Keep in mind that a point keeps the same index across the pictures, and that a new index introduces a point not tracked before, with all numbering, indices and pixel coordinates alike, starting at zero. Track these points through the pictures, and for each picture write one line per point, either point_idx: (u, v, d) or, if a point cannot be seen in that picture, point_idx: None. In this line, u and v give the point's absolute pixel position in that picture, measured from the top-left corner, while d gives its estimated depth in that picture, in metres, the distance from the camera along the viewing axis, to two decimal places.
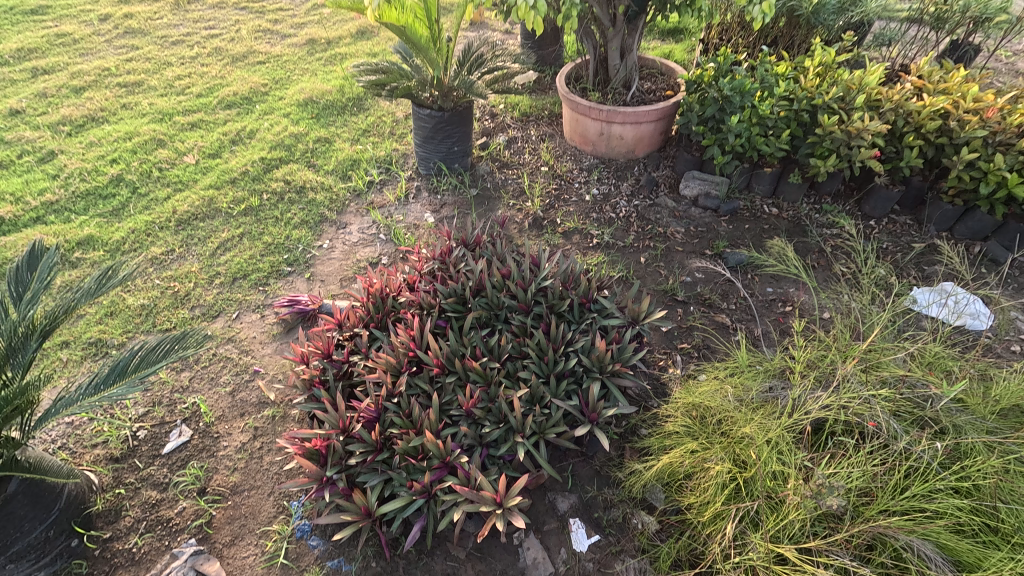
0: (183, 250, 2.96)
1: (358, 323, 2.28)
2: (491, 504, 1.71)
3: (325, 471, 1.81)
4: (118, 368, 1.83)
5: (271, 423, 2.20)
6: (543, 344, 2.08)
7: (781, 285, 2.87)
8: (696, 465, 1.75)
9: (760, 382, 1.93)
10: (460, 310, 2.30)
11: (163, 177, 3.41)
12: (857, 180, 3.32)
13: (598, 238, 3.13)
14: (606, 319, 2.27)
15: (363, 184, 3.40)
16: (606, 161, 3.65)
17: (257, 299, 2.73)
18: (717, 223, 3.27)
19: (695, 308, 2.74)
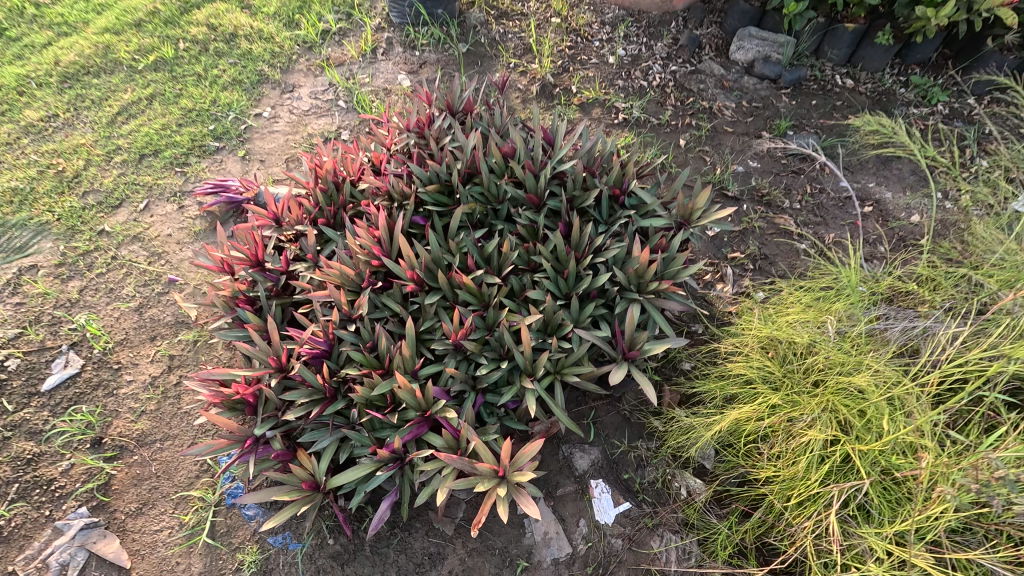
0: (70, 116, 2.20)
1: (302, 219, 1.63)
2: (490, 477, 1.22)
3: (255, 430, 1.27)
4: None
5: (192, 351, 1.64)
6: (563, 252, 1.47)
7: (858, 179, 2.25)
8: (780, 427, 1.25)
9: (866, 310, 1.38)
10: (444, 204, 1.66)
11: (40, 16, 2.52)
12: (959, 44, 2.56)
13: (625, 113, 2.41)
14: (647, 219, 1.65)
15: (314, 34, 2.54)
16: (635, 13, 2.79)
17: (172, 184, 2.04)
18: (777, 97, 2.54)
19: (750, 206, 2.13)
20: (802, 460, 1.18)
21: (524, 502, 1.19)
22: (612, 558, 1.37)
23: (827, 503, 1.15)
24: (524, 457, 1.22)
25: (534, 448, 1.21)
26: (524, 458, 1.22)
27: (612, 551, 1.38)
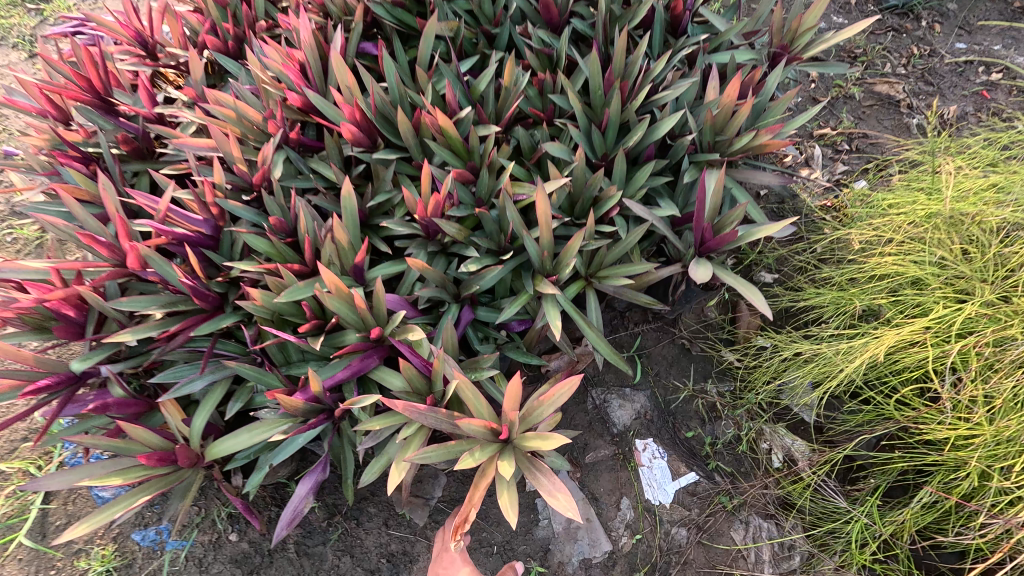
0: None
1: (184, 42, 1.02)
2: (486, 441, 0.70)
3: (73, 364, 0.72)
4: None
5: (32, 253, 1.09)
6: (600, 84, 0.90)
7: (979, 37, 1.66)
8: (978, 355, 0.73)
9: None
10: (410, 24, 1.06)
11: None
12: None
13: None
14: (723, 51, 1.07)
15: None
16: None
17: (21, 26, 1.41)
18: None
19: (839, 69, 1.55)
20: None
21: (544, 485, 0.67)
22: (672, 557, 0.88)
23: None
24: (543, 407, 0.70)
25: (562, 392, 0.69)
26: (543, 409, 0.70)
27: (672, 547, 0.89)
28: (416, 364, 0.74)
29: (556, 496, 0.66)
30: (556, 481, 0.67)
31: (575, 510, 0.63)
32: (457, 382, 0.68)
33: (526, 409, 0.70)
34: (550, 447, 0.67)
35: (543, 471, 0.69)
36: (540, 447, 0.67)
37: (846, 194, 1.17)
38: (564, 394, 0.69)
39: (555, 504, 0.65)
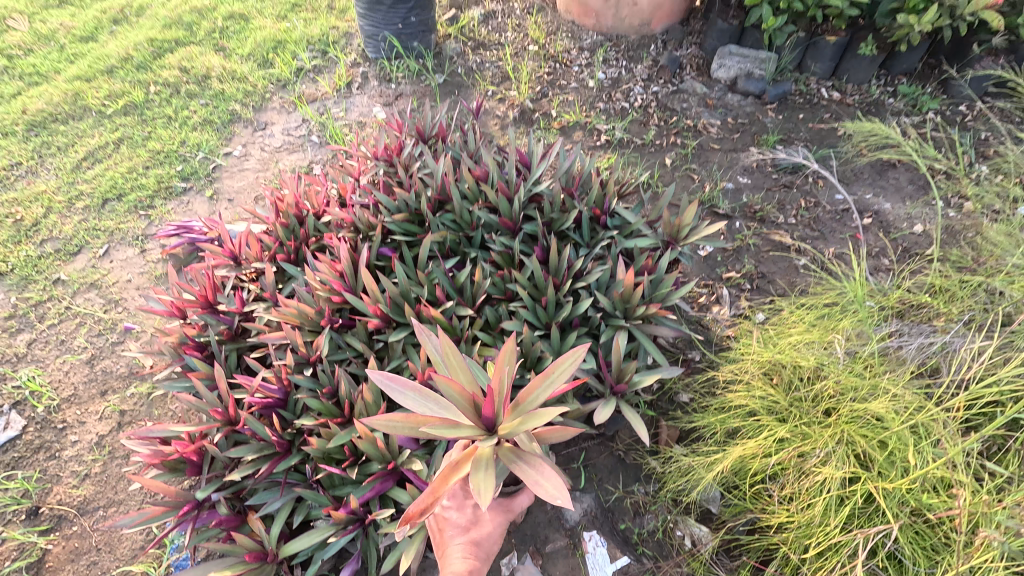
0: (34, 164, 2.12)
1: (262, 255, 1.52)
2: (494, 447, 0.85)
3: (195, 492, 1.13)
4: None
5: (145, 404, 1.51)
6: (541, 278, 1.37)
7: (852, 190, 2.15)
8: (791, 464, 1.11)
9: (874, 327, 1.25)
10: (413, 234, 1.56)
11: (13, 68, 2.50)
12: (947, 49, 2.53)
13: (607, 134, 2.32)
14: (631, 239, 1.54)
15: (289, 72, 2.52)
16: (614, 40, 2.78)
17: (135, 227, 1.94)
18: (762, 113, 2.47)
19: (742, 223, 2.00)
20: (818, 503, 1.03)
21: (531, 476, 0.81)
22: None
23: (851, 554, 0.99)
24: (541, 389, 0.85)
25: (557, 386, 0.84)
26: (534, 394, 0.86)
27: None
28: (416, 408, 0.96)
29: (544, 486, 0.79)
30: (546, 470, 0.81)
31: (563, 495, 0.77)
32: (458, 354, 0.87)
33: (524, 393, 0.86)
34: (545, 422, 0.80)
35: (531, 464, 0.83)
36: (534, 425, 0.81)
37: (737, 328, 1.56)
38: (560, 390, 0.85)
39: (541, 491, 0.79)
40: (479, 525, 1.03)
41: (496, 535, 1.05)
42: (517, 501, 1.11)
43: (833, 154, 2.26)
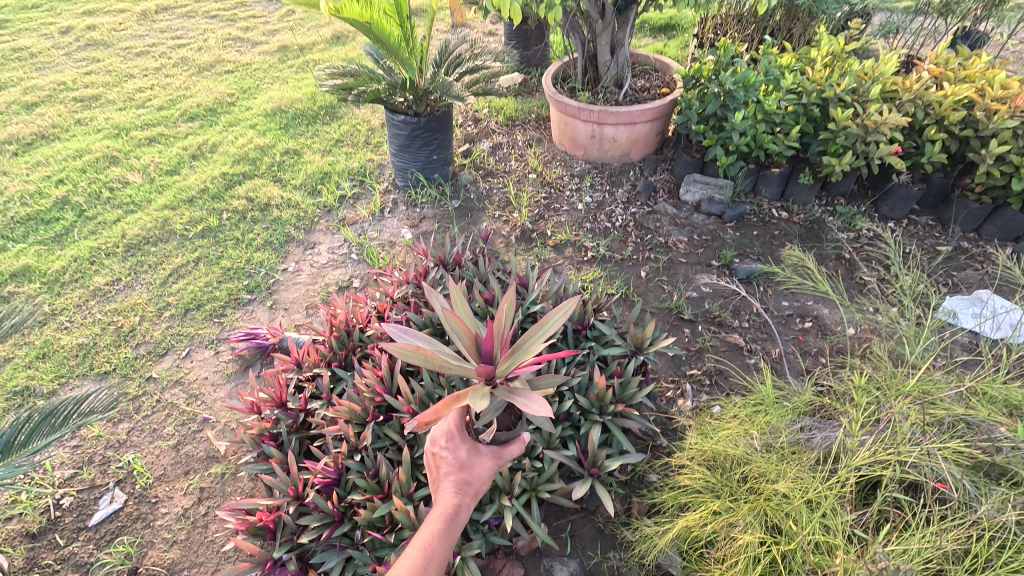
0: (131, 279, 2.65)
1: (320, 362, 1.97)
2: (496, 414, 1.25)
3: (273, 552, 1.50)
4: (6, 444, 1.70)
5: (220, 482, 1.90)
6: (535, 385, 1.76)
7: (798, 298, 2.53)
8: (722, 532, 1.46)
9: (789, 422, 1.63)
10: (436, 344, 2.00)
11: (114, 198, 3.11)
12: (872, 179, 3.06)
13: (593, 250, 2.82)
14: (606, 348, 1.97)
15: (334, 200, 3.09)
16: (599, 167, 3.37)
17: (211, 333, 2.41)
18: (722, 230, 2.97)
19: (704, 327, 2.41)
20: (740, 562, 1.37)
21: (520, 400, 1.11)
22: None
23: None
24: (531, 339, 1.21)
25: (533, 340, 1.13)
26: (525, 344, 1.20)
27: None
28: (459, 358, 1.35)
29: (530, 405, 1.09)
30: (529, 397, 1.11)
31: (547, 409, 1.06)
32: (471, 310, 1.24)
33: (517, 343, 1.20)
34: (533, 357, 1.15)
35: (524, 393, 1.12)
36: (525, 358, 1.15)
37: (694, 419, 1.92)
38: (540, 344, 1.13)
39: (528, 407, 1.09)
40: (470, 466, 1.23)
41: (486, 473, 1.24)
42: (509, 449, 1.27)
43: (785, 247, 2.67)
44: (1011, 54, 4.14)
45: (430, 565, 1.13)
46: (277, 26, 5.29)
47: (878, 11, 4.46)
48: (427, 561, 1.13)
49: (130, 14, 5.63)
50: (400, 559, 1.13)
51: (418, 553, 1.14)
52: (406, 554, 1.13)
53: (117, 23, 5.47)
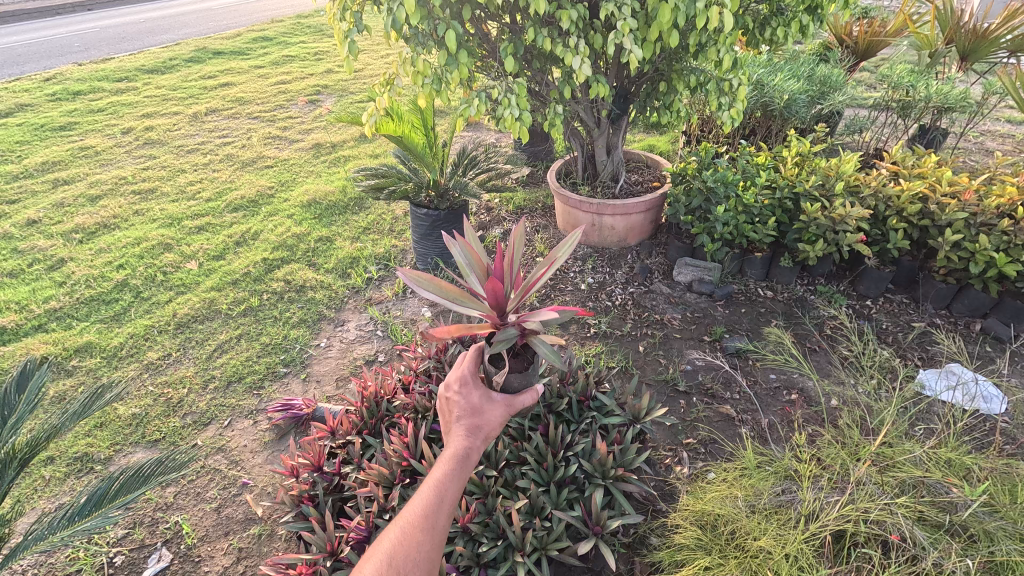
0: (180, 354, 2.95)
1: (351, 430, 2.21)
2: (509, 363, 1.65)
3: None
4: (95, 498, 1.88)
5: (256, 542, 2.08)
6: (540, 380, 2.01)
7: (784, 371, 2.76)
8: None
9: (771, 485, 1.83)
10: None
11: (167, 281, 3.50)
12: (848, 260, 3.37)
13: (595, 327, 3.11)
14: (607, 417, 2.21)
15: (361, 281, 3.45)
16: (599, 251, 3.73)
17: (251, 404, 2.67)
18: (713, 307, 3.26)
19: (698, 399, 2.64)
20: None
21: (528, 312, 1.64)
22: None
23: None
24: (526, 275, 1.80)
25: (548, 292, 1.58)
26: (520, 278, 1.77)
27: None
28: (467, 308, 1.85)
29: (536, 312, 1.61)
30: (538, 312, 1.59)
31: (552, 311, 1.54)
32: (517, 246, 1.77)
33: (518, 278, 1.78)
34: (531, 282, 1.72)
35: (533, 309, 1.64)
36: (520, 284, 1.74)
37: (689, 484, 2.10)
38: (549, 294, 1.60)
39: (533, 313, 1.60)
40: (481, 410, 1.49)
41: (496, 417, 1.51)
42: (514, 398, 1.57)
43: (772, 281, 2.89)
44: (972, 146, 4.56)
45: (449, 491, 1.31)
46: (311, 126, 5.97)
47: (847, 109, 5.00)
48: (442, 493, 1.30)
49: (183, 116, 6.38)
50: (422, 487, 1.31)
51: (437, 482, 1.32)
52: (427, 480, 1.32)
53: (171, 124, 6.20)
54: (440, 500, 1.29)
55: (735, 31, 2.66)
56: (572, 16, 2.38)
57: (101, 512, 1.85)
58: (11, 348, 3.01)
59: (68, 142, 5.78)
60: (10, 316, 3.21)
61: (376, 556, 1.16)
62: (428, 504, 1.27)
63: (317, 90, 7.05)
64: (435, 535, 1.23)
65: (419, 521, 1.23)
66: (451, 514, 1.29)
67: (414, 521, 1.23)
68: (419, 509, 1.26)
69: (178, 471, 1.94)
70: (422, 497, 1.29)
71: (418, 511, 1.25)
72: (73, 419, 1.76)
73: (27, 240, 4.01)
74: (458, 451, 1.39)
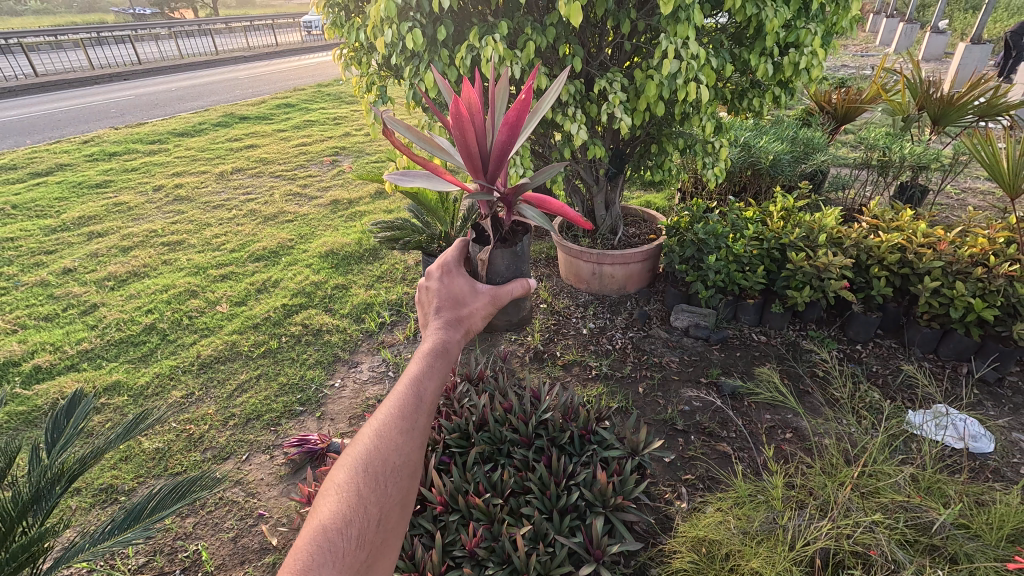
0: (202, 393, 3.11)
1: None
2: (494, 244, 1.75)
3: None
4: (134, 513, 2.00)
5: (271, 571, 2.17)
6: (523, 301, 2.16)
7: (779, 412, 2.87)
8: None
9: (763, 513, 1.92)
10: (463, 445, 2.40)
11: (193, 325, 3.71)
12: (837, 306, 3.54)
13: (596, 369, 3.26)
14: (607, 450, 2.33)
15: (374, 325, 3.64)
16: (600, 298, 3.93)
17: (268, 440, 2.80)
18: (709, 351, 3.41)
19: (696, 437, 2.74)
20: None
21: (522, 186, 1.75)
22: None
23: None
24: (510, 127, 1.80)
25: (523, 105, 1.68)
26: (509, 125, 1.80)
27: None
28: (436, 167, 1.86)
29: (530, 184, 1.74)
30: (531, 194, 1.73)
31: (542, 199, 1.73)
32: (504, 105, 1.91)
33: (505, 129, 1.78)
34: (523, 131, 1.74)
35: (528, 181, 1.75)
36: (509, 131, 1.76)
37: (687, 517, 2.19)
38: (524, 111, 1.69)
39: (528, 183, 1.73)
40: (460, 303, 1.59)
41: (474, 310, 1.59)
42: (496, 291, 1.64)
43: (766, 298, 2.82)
44: (952, 201, 4.83)
45: (426, 390, 1.31)
46: (330, 184, 6.38)
47: (833, 168, 5.33)
48: (421, 387, 1.32)
49: (210, 174, 6.84)
50: (399, 386, 1.30)
51: (413, 381, 1.32)
52: (403, 381, 1.31)
53: (199, 182, 6.64)
54: (416, 402, 1.28)
55: (715, 101, 3.00)
56: (569, 89, 2.72)
57: (140, 525, 1.97)
58: (44, 387, 3.19)
59: (103, 198, 6.21)
60: (45, 357, 3.42)
61: (352, 461, 1.14)
62: (404, 406, 1.26)
63: (335, 152, 7.56)
64: (412, 437, 1.22)
65: (397, 422, 1.22)
66: (429, 415, 1.29)
67: (391, 423, 1.22)
68: (397, 405, 1.25)
69: (210, 488, 2.08)
70: (399, 401, 1.26)
71: (395, 414, 1.23)
72: (117, 439, 2.01)
73: (62, 287, 4.28)
74: (433, 350, 1.40)
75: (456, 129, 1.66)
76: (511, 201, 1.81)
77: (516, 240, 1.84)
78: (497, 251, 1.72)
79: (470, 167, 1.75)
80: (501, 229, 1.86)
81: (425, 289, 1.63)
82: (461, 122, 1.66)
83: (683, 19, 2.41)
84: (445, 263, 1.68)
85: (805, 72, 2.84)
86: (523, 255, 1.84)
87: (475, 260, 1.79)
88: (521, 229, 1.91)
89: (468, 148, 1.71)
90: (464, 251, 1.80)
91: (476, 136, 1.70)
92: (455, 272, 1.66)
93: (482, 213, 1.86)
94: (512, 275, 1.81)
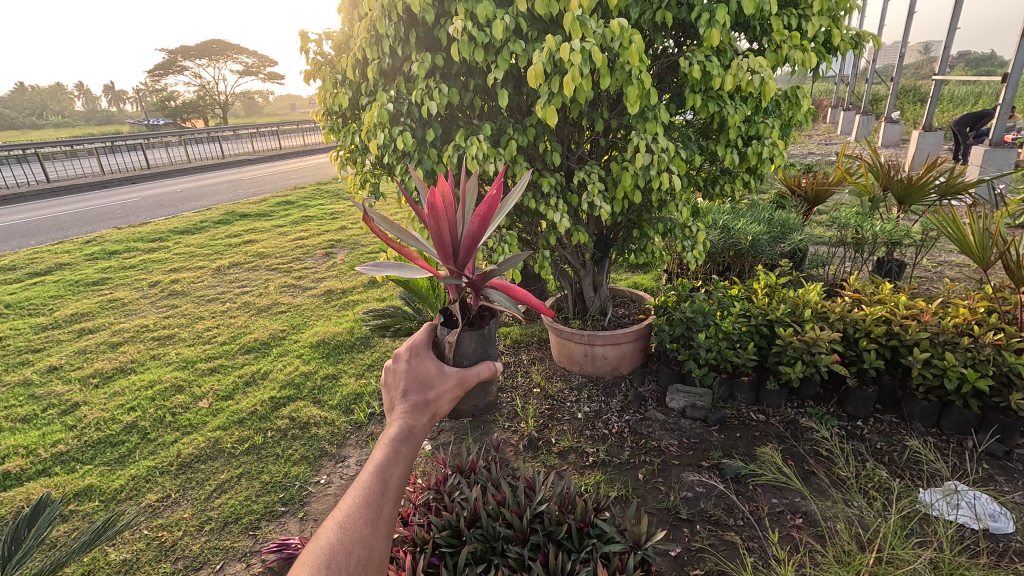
0: (179, 495, 2.95)
1: None
2: (462, 326, 1.78)
3: None
4: None
5: None
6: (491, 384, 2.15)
7: (785, 495, 2.75)
8: None
9: None
10: (454, 544, 2.26)
11: (175, 422, 3.60)
12: (832, 382, 3.52)
13: (594, 455, 3.15)
14: (608, 545, 2.18)
15: (364, 416, 3.55)
16: (593, 380, 3.89)
17: (245, 545, 2.62)
18: (708, 433, 3.31)
19: (702, 526, 2.60)
20: None
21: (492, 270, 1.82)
22: None
23: None
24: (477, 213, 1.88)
25: (492, 197, 1.79)
26: None
27: None
28: (410, 255, 1.91)
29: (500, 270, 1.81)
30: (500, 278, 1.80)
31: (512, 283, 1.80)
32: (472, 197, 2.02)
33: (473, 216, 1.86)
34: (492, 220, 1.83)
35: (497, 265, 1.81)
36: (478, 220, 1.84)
37: None
38: (494, 204, 1.80)
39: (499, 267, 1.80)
40: (431, 384, 1.56)
41: (443, 391, 1.55)
42: (465, 373, 1.62)
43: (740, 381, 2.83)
44: (929, 274, 4.99)
45: (392, 477, 1.26)
46: (324, 275, 6.51)
47: (811, 245, 5.53)
48: (386, 472, 1.26)
49: (207, 269, 6.98)
50: (363, 474, 1.24)
51: (378, 467, 1.26)
52: (369, 468, 1.25)
53: (196, 276, 6.76)
54: (381, 489, 1.23)
55: (688, 188, 3.19)
56: (551, 181, 2.90)
57: None
58: (11, 494, 3.03)
59: (98, 295, 6.28)
60: (16, 461, 3.27)
61: (314, 558, 1.07)
62: (369, 494, 1.21)
63: (331, 244, 7.79)
64: (377, 528, 1.17)
65: (362, 514, 1.17)
66: (394, 504, 1.24)
67: (356, 514, 1.16)
68: (361, 494, 1.20)
69: None
70: (364, 490, 1.21)
71: (360, 504, 1.18)
72: (80, 549, 1.87)
73: (45, 386, 4.20)
74: (400, 432, 1.35)
75: (430, 219, 1.74)
76: (478, 286, 1.87)
77: (483, 323, 1.87)
78: (464, 334, 1.75)
79: (441, 253, 1.82)
80: (469, 313, 1.89)
81: (391, 370, 1.59)
82: (436, 212, 1.75)
83: (650, 118, 2.63)
84: (414, 345, 1.67)
85: (769, 159, 3.05)
86: (490, 337, 1.87)
87: (443, 342, 1.78)
88: (487, 313, 1.96)
89: (441, 236, 1.79)
90: (432, 335, 1.80)
91: (448, 226, 1.79)
92: (424, 354, 1.65)
93: (449, 298, 1.90)
94: (479, 358, 1.82)
